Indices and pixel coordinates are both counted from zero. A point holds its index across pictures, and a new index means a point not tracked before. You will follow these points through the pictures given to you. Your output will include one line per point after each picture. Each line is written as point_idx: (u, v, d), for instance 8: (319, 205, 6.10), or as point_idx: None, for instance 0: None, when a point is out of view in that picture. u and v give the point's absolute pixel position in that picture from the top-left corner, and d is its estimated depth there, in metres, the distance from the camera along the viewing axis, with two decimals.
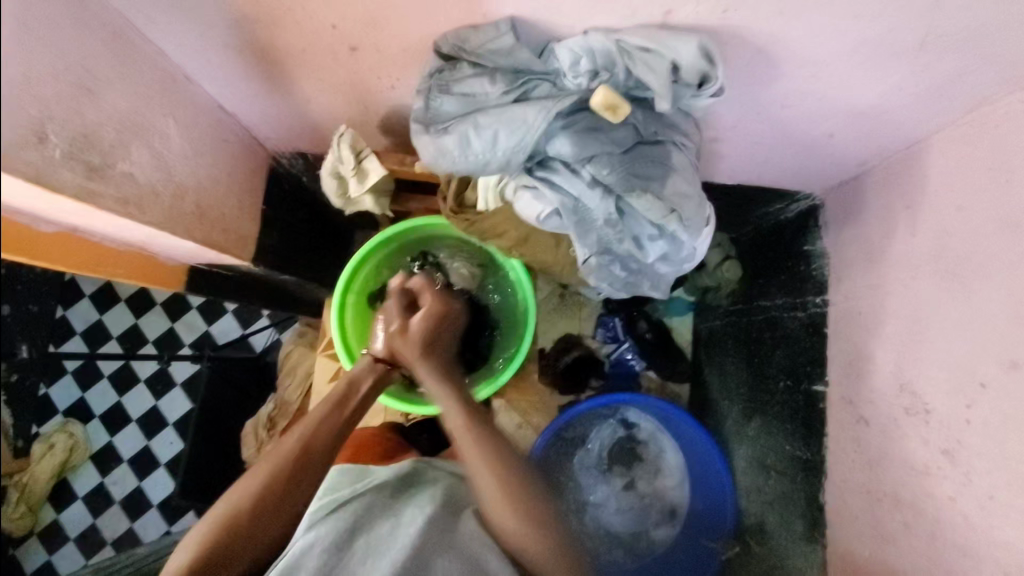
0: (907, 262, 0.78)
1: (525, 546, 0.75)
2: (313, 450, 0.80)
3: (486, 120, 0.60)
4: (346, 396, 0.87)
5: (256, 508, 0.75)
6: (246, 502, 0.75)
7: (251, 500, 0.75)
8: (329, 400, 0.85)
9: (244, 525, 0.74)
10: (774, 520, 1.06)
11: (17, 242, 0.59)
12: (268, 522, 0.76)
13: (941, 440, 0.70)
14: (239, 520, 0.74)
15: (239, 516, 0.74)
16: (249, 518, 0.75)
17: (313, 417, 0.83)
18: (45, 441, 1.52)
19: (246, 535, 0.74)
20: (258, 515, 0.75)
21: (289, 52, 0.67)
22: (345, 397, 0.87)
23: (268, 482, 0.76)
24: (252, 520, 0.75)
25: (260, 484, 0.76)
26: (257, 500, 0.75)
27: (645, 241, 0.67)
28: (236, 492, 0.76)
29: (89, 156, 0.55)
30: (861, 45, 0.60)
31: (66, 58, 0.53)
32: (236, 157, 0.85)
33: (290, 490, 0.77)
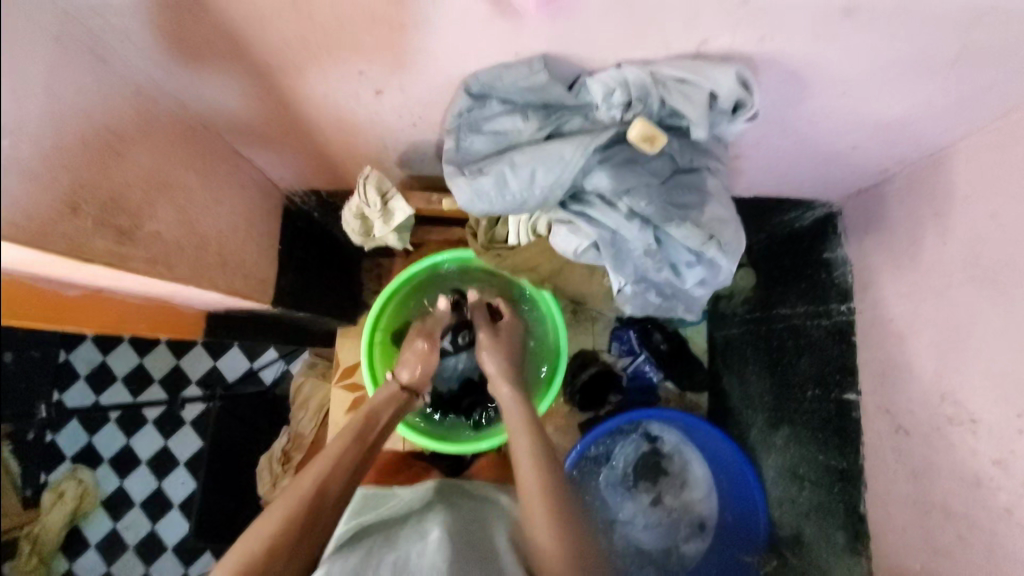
0: (939, 269, 0.78)
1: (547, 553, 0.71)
2: (331, 491, 0.77)
3: (522, 158, 0.58)
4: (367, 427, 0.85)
5: (271, 548, 0.69)
6: (261, 546, 0.68)
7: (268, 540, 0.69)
8: (346, 437, 0.83)
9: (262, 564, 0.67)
10: (811, 531, 1.05)
11: (45, 308, 0.57)
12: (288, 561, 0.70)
13: (992, 450, 0.69)
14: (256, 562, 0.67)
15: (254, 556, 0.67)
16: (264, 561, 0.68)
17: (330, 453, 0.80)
18: (54, 489, 1.50)
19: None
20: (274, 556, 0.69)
21: (312, 98, 0.66)
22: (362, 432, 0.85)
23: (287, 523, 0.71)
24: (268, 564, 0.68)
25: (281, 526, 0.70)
26: (275, 539, 0.69)
27: (682, 268, 0.66)
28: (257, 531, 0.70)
29: (117, 220, 0.54)
30: (894, 64, 0.60)
31: (94, 121, 0.51)
32: (253, 200, 0.83)
33: (310, 531, 0.73)
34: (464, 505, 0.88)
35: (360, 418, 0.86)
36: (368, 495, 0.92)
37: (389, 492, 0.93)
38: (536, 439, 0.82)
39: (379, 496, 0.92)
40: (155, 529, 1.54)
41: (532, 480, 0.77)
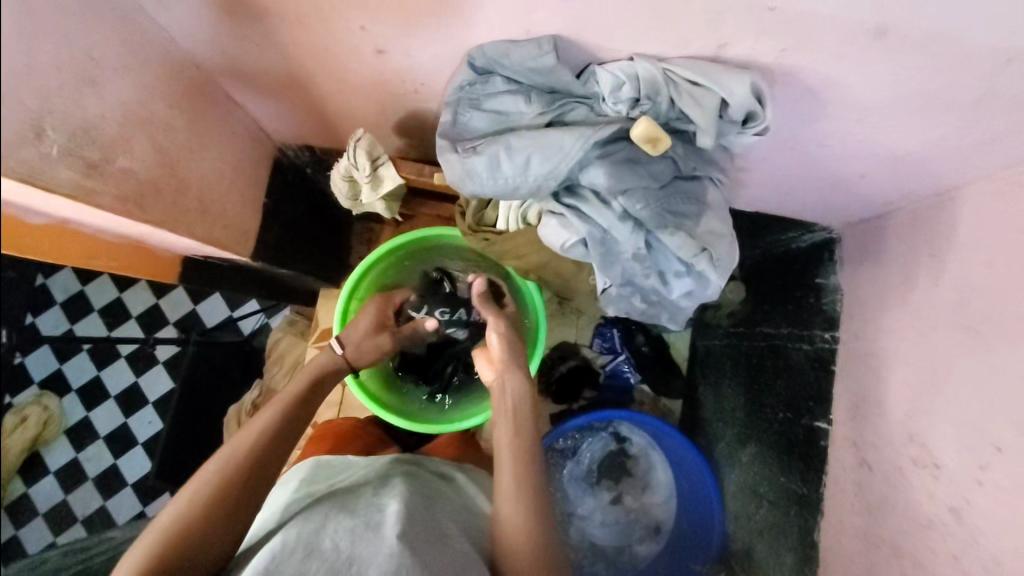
0: (928, 311, 0.77)
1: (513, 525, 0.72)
2: (268, 455, 0.73)
3: (519, 142, 0.56)
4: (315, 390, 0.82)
5: (217, 499, 0.68)
6: (206, 498, 0.68)
7: (205, 505, 0.67)
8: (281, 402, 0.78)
9: (199, 529, 0.66)
10: (763, 548, 1.05)
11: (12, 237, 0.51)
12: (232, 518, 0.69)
13: (949, 497, 0.69)
14: (186, 534, 0.65)
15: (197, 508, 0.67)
16: (206, 514, 0.67)
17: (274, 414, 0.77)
18: (18, 412, 1.33)
19: (198, 554, 0.66)
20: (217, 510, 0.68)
21: (310, 51, 0.63)
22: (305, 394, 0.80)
23: (223, 486, 0.69)
24: (203, 530, 0.66)
25: (214, 489, 0.68)
26: (213, 501, 0.68)
27: (670, 277, 0.64)
28: (191, 497, 0.68)
29: (86, 151, 0.51)
30: (915, 95, 0.58)
31: (73, 47, 0.49)
32: (243, 148, 0.81)
33: (257, 482, 0.72)
34: (425, 480, 0.88)
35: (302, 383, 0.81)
36: (317, 466, 0.90)
37: (345, 459, 0.93)
38: (519, 423, 0.79)
39: (334, 466, 0.90)
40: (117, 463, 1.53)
41: (509, 467, 0.75)
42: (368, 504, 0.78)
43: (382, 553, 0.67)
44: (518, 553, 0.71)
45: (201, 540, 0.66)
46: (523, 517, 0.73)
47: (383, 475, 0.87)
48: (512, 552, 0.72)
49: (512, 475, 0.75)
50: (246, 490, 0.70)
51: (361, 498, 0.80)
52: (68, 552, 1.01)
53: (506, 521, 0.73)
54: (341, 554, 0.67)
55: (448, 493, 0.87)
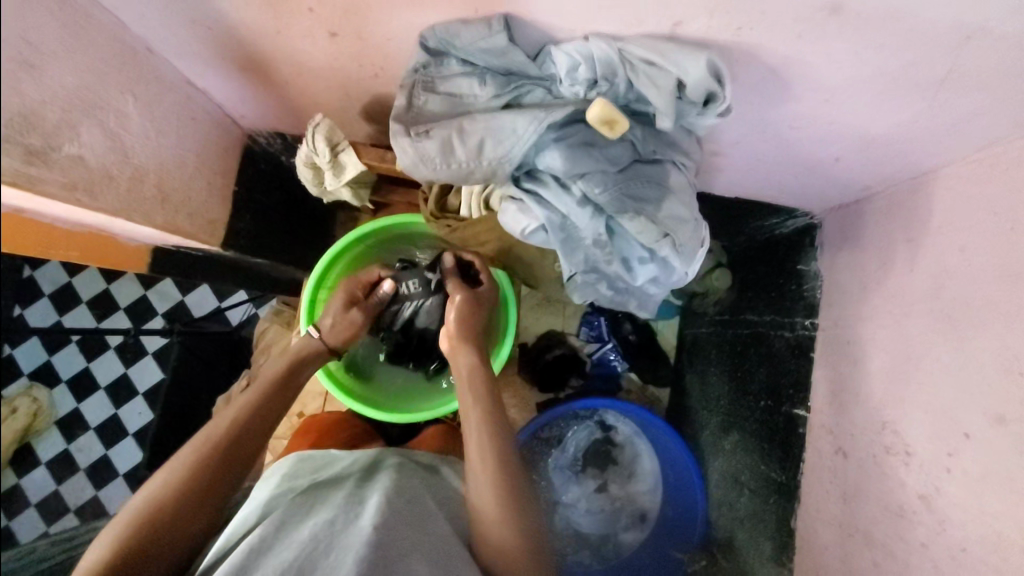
0: (903, 296, 0.75)
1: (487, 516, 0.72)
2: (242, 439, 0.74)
3: (472, 125, 0.55)
4: (290, 375, 0.84)
5: (184, 488, 0.68)
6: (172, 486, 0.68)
7: (179, 488, 0.68)
8: (262, 385, 0.80)
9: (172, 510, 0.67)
10: (743, 536, 1.05)
11: None
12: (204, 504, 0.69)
13: (919, 484, 0.68)
14: (158, 512, 0.66)
15: (165, 497, 0.67)
16: (176, 502, 0.67)
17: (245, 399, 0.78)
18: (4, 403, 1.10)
19: (171, 538, 0.66)
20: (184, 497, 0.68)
21: (263, 34, 0.62)
22: (278, 378, 0.82)
23: (196, 467, 0.70)
24: (176, 512, 0.67)
25: (189, 468, 0.69)
26: (188, 482, 0.68)
27: (634, 263, 0.64)
28: (164, 476, 0.68)
29: (27, 138, 0.50)
30: (880, 75, 0.56)
31: (5, 30, 0.47)
32: (206, 135, 0.79)
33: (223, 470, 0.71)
34: (411, 473, 0.84)
35: (280, 367, 0.83)
36: (301, 459, 0.86)
37: (329, 454, 0.88)
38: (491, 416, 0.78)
39: (318, 458, 0.87)
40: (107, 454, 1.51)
41: (483, 461, 0.74)
42: (350, 495, 0.77)
43: (359, 544, 0.66)
44: (501, 543, 0.71)
45: (174, 520, 0.66)
46: (499, 506, 0.72)
47: (367, 470, 0.85)
48: (495, 542, 0.71)
49: (485, 468, 0.74)
50: (221, 472, 0.71)
51: (344, 489, 0.78)
52: (51, 544, 0.99)
53: (485, 513, 0.72)
54: (318, 545, 0.67)
55: (432, 483, 0.86)
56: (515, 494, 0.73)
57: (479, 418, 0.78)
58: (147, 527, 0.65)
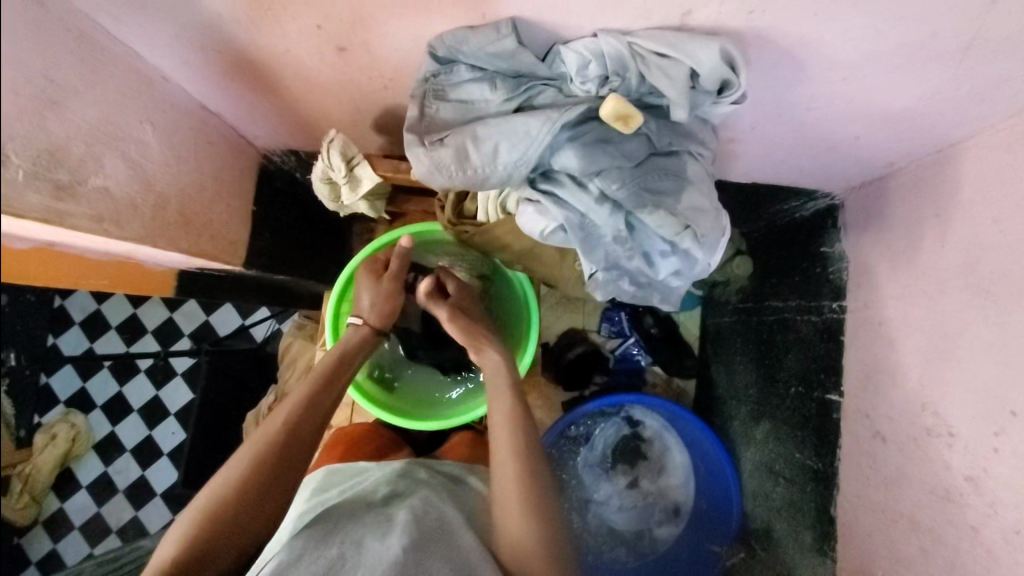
0: (935, 274, 0.74)
1: (508, 513, 0.73)
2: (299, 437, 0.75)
3: (486, 131, 0.55)
4: (336, 372, 0.83)
5: (238, 498, 0.69)
6: (228, 493, 0.69)
7: (239, 492, 0.70)
8: (314, 378, 0.81)
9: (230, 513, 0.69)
10: (781, 527, 1.03)
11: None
12: (254, 515, 0.70)
13: (965, 466, 0.67)
14: (217, 517, 0.68)
15: (222, 506, 0.69)
16: (232, 509, 0.69)
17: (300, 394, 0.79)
18: (46, 431, 1.46)
19: (230, 544, 0.69)
20: (241, 505, 0.70)
21: (274, 54, 0.63)
22: (330, 372, 0.83)
23: (253, 469, 0.71)
24: (232, 516, 0.69)
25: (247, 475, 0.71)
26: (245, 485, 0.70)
27: (656, 257, 0.63)
28: (221, 481, 0.71)
29: (56, 174, 0.51)
30: (900, 48, 0.55)
31: (29, 70, 0.48)
32: (223, 158, 0.81)
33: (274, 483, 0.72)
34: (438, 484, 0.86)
35: (330, 359, 0.84)
36: (330, 472, 0.89)
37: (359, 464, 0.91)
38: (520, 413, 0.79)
39: (346, 469, 0.90)
40: (145, 475, 1.54)
41: (509, 463, 0.75)
42: (377, 512, 0.78)
43: (385, 560, 0.68)
44: (522, 551, 0.71)
45: (229, 530, 0.69)
46: (519, 504, 0.73)
47: (393, 481, 0.86)
48: (518, 552, 0.71)
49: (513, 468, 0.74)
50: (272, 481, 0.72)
51: (370, 504, 0.80)
52: (99, 565, 1.02)
53: (508, 517, 0.73)
54: (345, 563, 0.69)
55: (458, 497, 0.86)
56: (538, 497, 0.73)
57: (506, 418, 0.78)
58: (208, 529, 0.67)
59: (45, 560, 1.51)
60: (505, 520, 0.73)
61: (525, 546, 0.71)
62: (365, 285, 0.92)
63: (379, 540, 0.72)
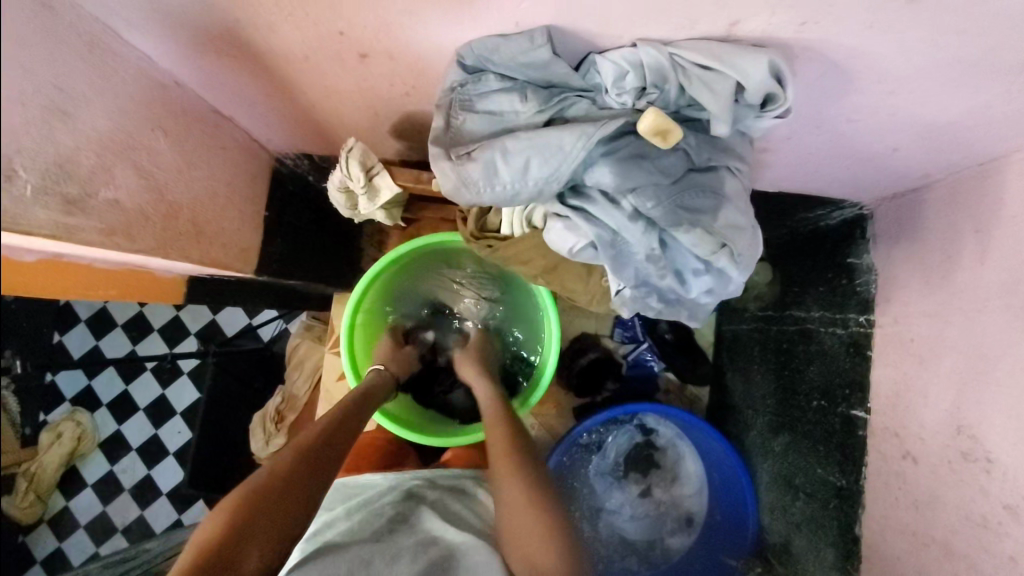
0: (975, 291, 0.71)
1: (520, 521, 0.73)
2: (342, 430, 0.79)
3: (516, 144, 0.52)
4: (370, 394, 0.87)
5: (286, 477, 0.69)
6: (278, 473, 0.69)
7: (284, 471, 0.70)
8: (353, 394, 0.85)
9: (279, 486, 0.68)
10: (801, 542, 1.01)
11: None
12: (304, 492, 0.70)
13: (1005, 494, 0.64)
14: (265, 494, 0.67)
15: (269, 484, 0.68)
16: (278, 486, 0.68)
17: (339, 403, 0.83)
18: (52, 429, 1.45)
19: (273, 516, 0.66)
20: (289, 484, 0.69)
21: (290, 58, 0.60)
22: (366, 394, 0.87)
23: (300, 454, 0.72)
24: (283, 488, 0.68)
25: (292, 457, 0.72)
26: (292, 461, 0.71)
27: (688, 275, 0.60)
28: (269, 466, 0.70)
29: (65, 187, 0.49)
30: (956, 62, 0.52)
31: (36, 79, 0.46)
32: (236, 163, 0.78)
33: (325, 462, 0.74)
34: (444, 506, 0.86)
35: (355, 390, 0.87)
36: (337, 491, 0.88)
37: (368, 480, 0.90)
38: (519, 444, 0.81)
39: (347, 489, 0.88)
40: (151, 474, 1.53)
41: (516, 486, 0.75)
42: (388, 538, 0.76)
43: None
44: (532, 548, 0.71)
45: (275, 510, 0.67)
46: (530, 514, 0.73)
47: (400, 506, 0.84)
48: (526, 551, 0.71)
49: (506, 467, 0.78)
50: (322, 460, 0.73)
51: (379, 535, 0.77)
52: (105, 567, 1.00)
53: (513, 512, 0.74)
54: None
55: (463, 514, 0.85)
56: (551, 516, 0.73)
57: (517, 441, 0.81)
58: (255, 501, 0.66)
59: (50, 559, 1.49)
60: (513, 531, 0.73)
61: (527, 529, 0.72)
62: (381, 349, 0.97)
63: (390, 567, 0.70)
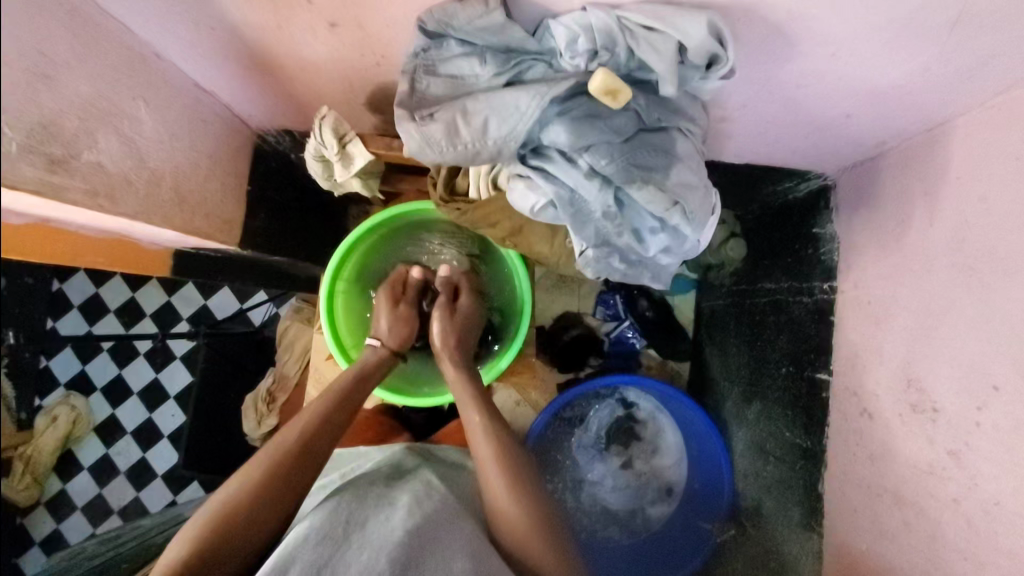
0: (924, 251, 0.74)
1: (508, 515, 0.76)
2: (311, 452, 0.78)
3: (475, 105, 0.56)
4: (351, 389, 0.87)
5: (251, 501, 0.71)
6: (246, 493, 0.71)
7: (251, 492, 0.72)
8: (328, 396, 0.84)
9: (242, 522, 0.70)
10: (770, 504, 1.05)
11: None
12: (271, 509, 0.72)
13: (948, 440, 0.68)
14: (232, 516, 0.69)
15: (237, 503, 0.70)
16: (246, 508, 0.71)
17: (316, 409, 0.82)
18: (48, 413, 1.48)
19: (241, 532, 0.70)
20: (255, 506, 0.71)
21: (263, 28, 0.62)
22: (347, 390, 0.86)
23: (268, 474, 0.74)
24: (247, 518, 0.70)
25: (259, 478, 0.73)
26: (256, 495, 0.72)
27: (645, 233, 0.64)
28: (237, 486, 0.72)
29: (48, 147, 0.52)
30: (889, 23, 0.55)
31: (20, 42, 0.49)
32: (217, 138, 0.81)
33: (294, 479, 0.75)
34: (435, 469, 0.88)
35: (344, 381, 0.87)
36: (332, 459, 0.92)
37: (356, 450, 0.94)
38: (498, 433, 0.83)
39: (347, 456, 0.93)
40: (145, 457, 1.55)
41: (500, 484, 0.78)
42: (381, 493, 0.79)
43: (391, 540, 0.69)
44: (521, 533, 0.75)
45: (241, 528, 0.70)
46: (520, 507, 0.76)
47: (396, 466, 0.87)
48: (514, 533, 0.75)
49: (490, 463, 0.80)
50: (290, 480, 0.75)
51: (373, 485, 0.80)
52: (102, 542, 1.04)
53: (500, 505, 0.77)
54: (352, 541, 0.70)
55: (452, 478, 0.88)
56: (533, 496, 0.77)
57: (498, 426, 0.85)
58: (221, 537, 0.68)
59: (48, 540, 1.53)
60: (502, 519, 0.77)
61: (523, 532, 0.75)
62: (383, 311, 0.98)
63: (384, 524, 0.73)
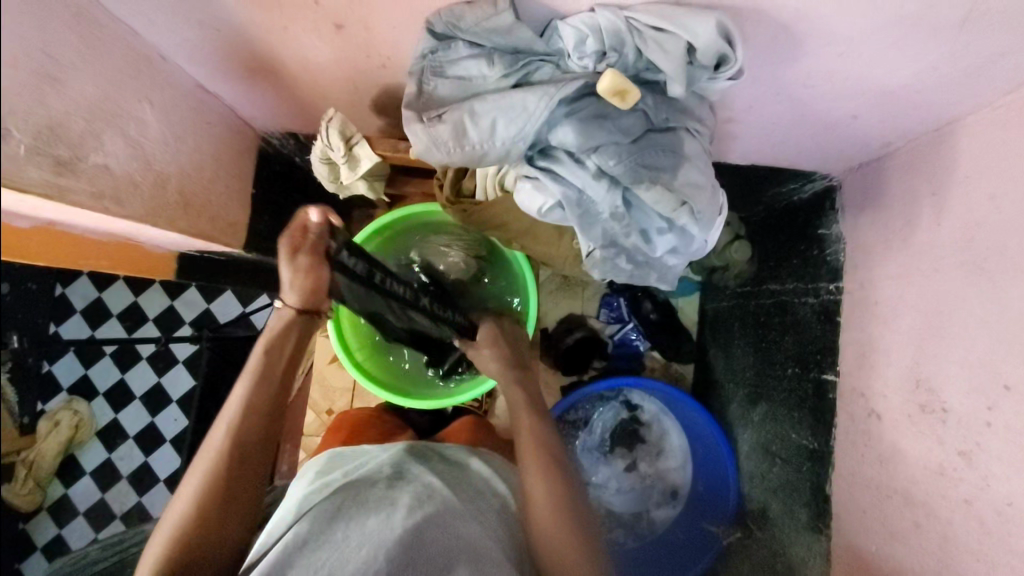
0: (931, 251, 0.74)
1: (542, 515, 0.74)
2: (247, 446, 0.70)
3: (483, 106, 0.56)
4: (270, 362, 0.73)
5: (200, 514, 0.66)
6: (192, 508, 0.66)
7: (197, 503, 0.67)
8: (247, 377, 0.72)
9: (198, 537, 0.66)
10: (777, 506, 1.05)
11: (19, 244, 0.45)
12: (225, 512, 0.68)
13: (958, 441, 0.68)
14: (187, 532, 0.65)
15: (188, 518, 0.66)
16: (198, 521, 0.66)
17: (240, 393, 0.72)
18: (50, 417, 1.40)
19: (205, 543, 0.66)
20: (206, 516, 0.67)
21: (269, 29, 0.62)
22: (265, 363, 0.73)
23: (211, 481, 0.67)
24: (202, 532, 0.66)
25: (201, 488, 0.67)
26: (202, 509, 0.66)
27: (653, 234, 0.64)
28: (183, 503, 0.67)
29: (55, 150, 0.51)
30: (898, 22, 0.55)
31: (27, 43, 0.48)
32: (222, 141, 0.81)
33: (241, 474, 0.69)
34: (439, 468, 0.87)
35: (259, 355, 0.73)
36: (331, 458, 0.91)
37: (359, 449, 0.93)
38: (541, 431, 0.82)
39: (349, 455, 0.91)
40: (149, 461, 1.55)
41: (539, 483, 0.76)
42: (382, 493, 0.78)
43: (390, 541, 0.69)
44: (556, 534, 0.73)
45: (200, 540, 0.66)
46: (556, 504, 0.75)
47: (396, 465, 0.85)
48: (544, 531, 0.73)
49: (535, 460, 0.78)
50: (233, 478, 0.69)
51: (374, 486, 0.79)
52: (105, 547, 1.04)
53: (536, 504, 0.75)
54: (350, 543, 0.69)
55: (457, 476, 0.87)
56: (562, 495, 0.75)
57: (531, 422, 0.82)
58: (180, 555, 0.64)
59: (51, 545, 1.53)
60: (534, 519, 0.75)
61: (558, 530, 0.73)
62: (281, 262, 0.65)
63: (383, 524, 0.72)
